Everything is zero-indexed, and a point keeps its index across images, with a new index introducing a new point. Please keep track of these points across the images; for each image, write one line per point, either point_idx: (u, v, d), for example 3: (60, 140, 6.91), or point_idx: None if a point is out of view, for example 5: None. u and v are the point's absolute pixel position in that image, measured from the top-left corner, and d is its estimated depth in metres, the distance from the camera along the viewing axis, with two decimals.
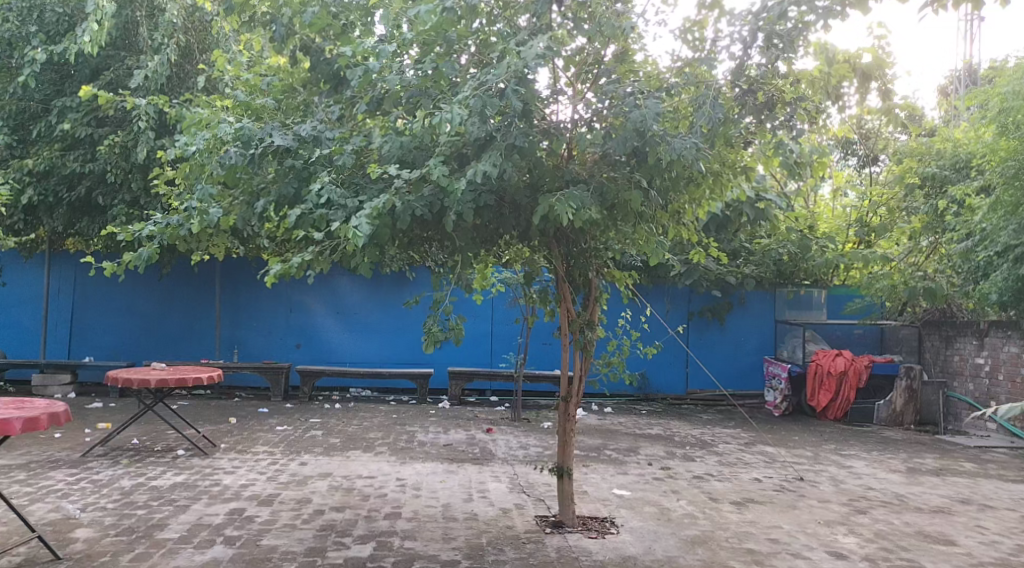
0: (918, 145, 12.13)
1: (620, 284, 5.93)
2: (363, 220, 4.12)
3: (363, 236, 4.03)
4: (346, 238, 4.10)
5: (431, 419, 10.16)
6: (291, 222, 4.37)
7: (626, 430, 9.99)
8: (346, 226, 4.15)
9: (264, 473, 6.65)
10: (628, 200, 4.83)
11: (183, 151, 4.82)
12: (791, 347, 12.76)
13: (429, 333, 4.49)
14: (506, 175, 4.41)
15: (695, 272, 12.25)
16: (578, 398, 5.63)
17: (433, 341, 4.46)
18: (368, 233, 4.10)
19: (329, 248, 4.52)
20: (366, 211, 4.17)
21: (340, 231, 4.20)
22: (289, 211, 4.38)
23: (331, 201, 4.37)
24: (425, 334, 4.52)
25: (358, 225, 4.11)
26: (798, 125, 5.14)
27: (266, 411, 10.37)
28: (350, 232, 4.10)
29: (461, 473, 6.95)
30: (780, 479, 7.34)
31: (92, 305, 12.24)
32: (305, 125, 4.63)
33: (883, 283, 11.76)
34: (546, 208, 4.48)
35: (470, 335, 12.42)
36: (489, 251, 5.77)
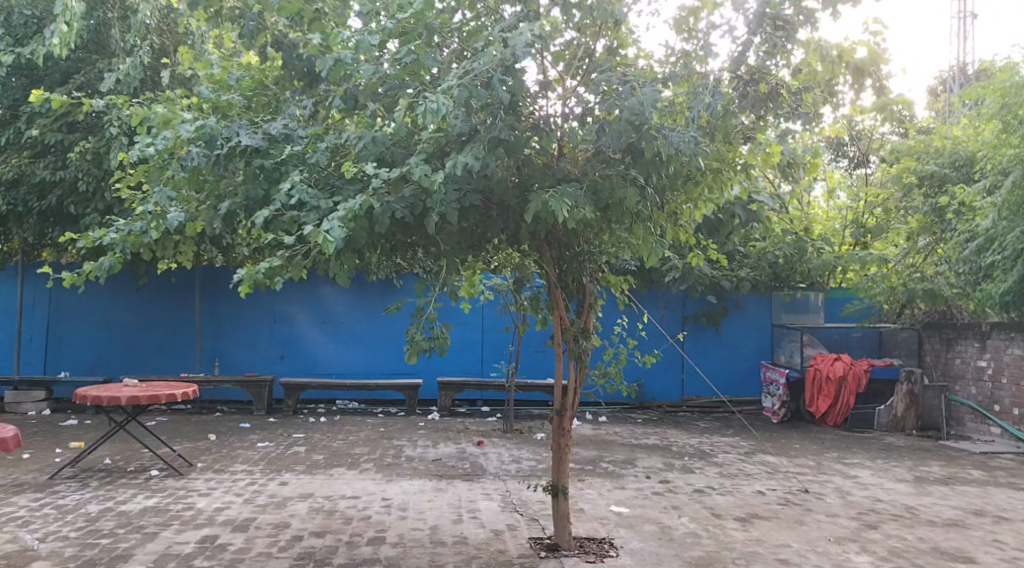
0: (916, 144, 11.88)
1: (616, 289, 5.63)
2: (336, 223, 3.81)
3: (334, 240, 3.72)
4: (316, 243, 3.78)
5: (419, 432, 9.80)
6: (258, 225, 4.04)
7: (621, 441, 9.67)
8: (316, 230, 3.83)
9: (242, 495, 6.27)
10: (623, 198, 4.54)
11: (143, 152, 4.45)
12: (788, 351, 12.45)
13: (411, 343, 4.06)
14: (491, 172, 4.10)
15: (689, 276, 12.00)
16: (573, 411, 5.26)
17: (415, 351, 4.01)
18: (341, 237, 3.79)
19: (302, 253, 4.21)
20: (339, 215, 3.86)
21: (311, 235, 3.88)
22: (257, 214, 4.06)
23: (303, 203, 4.07)
24: (407, 342, 4.08)
25: (329, 229, 3.80)
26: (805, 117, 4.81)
27: (248, 427, 9.99)
28: (321, 235, 3.78)
29: (451, 490, 6.60)
30: (784, 491, 7.02)
31: (68, 318, 11.83)
32: (276, 123, 4.33)
33: (881, 288, 11.45)
34: (537, 206, 4.18)
35: (460, 344, 12.08)
36: (477, 256, 5.48)
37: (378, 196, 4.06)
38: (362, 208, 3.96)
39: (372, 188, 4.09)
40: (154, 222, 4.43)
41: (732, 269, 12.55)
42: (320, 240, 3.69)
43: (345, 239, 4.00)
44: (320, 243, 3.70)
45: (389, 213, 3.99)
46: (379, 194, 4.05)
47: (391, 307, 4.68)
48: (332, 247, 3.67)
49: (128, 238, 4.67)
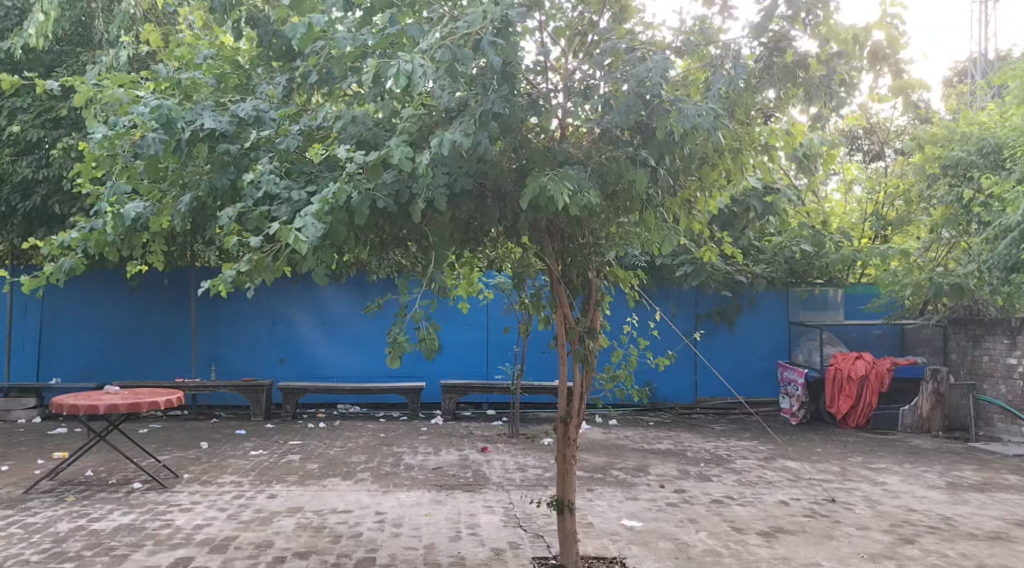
0: (940, 130, 11.24)
1: (625, 283, 5.15)
2: (308, 219, 3.35)
3: (308, 239, 3.25)
4: (287, 242, 3.30)
5: (422, 438, 9.38)
6: (223, 224, 3.58)
7: (633, 446, 9.19)
8: (286, 227, 3.37)
9: (225, 510, 5.85)
10: (632, 181, 4.08)
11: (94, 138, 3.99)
12: (807, 350, 11.95)
13: (392, 343, 3.57)
14: (482, 150, 3.66)
15: (703, 271, 11.53)
16: (579, 418, 4.79)
17: (398, 354, 3.54)
18: (316, 234, 3.32)
19: (271, 245, 3.67)
20: (311, 209, 3.40)
21: (280, 231, 3.42)
22: (222, 212, 3.60)
23: (273, 194, 3.62)
24: (389, 343, 3.56)
25: (303, 226, 3.33)
26: (835, 95, 4.25)
27: (243, 434, 9.59)
28: (291, 233, 3.30)
29: (450, 503, 6.15)
30: (809, 501, 6.54)
31: (61, 323, 11.48)
32: (244, 104, 3.89)
33: (907, 282, 10.90)
34: (535, 191, 3.73)
35: (462, 346, 11.63)
36: (473, 252, 5.06)
37: (357, 182, 3.60)
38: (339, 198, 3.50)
39: (349, 173, 3.63)
40: (111, 216, 3.97)
41: (747, 264, 12.14)
42: (290, 241, 3.22)
43: (321, 236, 3.54)
44: (290, 243, 3.23)
45: (369, 203, 3.53)
46: (359, 181, 3.59)
47: (372, 305, 4.20)
48: (306, 249, 3.21)
49: (90, 235, 4.25)
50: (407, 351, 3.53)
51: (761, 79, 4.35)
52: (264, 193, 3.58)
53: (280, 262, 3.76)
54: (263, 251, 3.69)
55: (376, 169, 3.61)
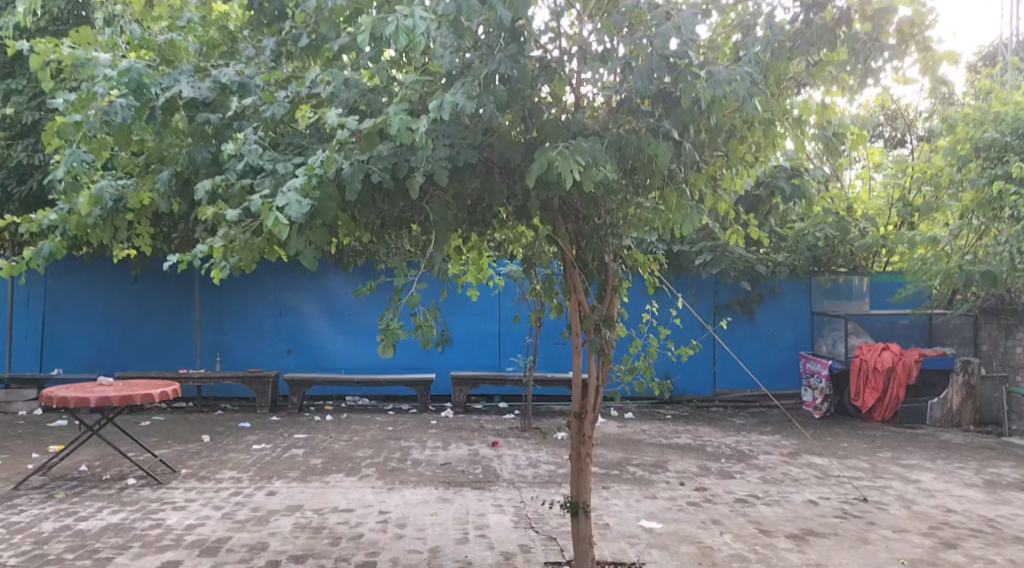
0: (973, 111, 10.59)
1: (644, 268, 4.76)
2: (290, 193, 2.98)
3: (291, 218, 2.89)
4: (268, 221, 2.94)
5: (430, 432, 9.05)
6: (198, 199, 3.22)
7: (650, 440, 8.82)
8: (267, 203, 3.01)
9: (221, 509, 5.54)
10: (653, 155, 3.68)
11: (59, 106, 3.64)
12: (831, 341, 11.53)
13: (385, 331, 3.21)
14: (488, 117, 3.29)
15: (721, 259, 11.21)
16: (595, 412, 4.40)
17: (391, 342, 3.18)
18: (302, 211, 2.96)
19: (252, 221, 3.31)
20: (295, 183, 3.03)
21: (259, 207, 3.05)
22: (199, 185, 3.24)
23: (255, 165, 3.24)
24: (381, 330, 3.21)
25: (286, 201, 2.97)
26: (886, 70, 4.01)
27: (247, 427, 9.31)
28: (271, 211, 2.94)
29: (458, 502, 5.81)
30: (840, 501, 6.15)
31: (64, 312, 11.25)
32: (227, 69, 3.54)
33: (936, 268, 10.57)
34: (543, 165, 3.34)
35: (474, 336, 11.29)
36: (481, 233, 4.69)
37: (347, 153, 3.23)
38: (328, 170, 3.14)
39: (338, 143, 3.26)
40: (82, 194, 3.62)
41: (768, 253, 11.71)
42: (269, 221, 2.85)
43: (307, 214, 3.17)
44: (269, 221, 2.87)
45: (361, 176, 3.16)
46: (350, 152, 3.23)
47: (363, 288, 3.83)
48: (288, 232, 2.84)
49: (68, 217, 3.90)
50: (401, 339, 3.18)
51: (796, 41, 3.96)
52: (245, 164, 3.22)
53: (263, 241, 3.39)
54: (242, 227, 3.34)
55: (370, 138, 3.23)
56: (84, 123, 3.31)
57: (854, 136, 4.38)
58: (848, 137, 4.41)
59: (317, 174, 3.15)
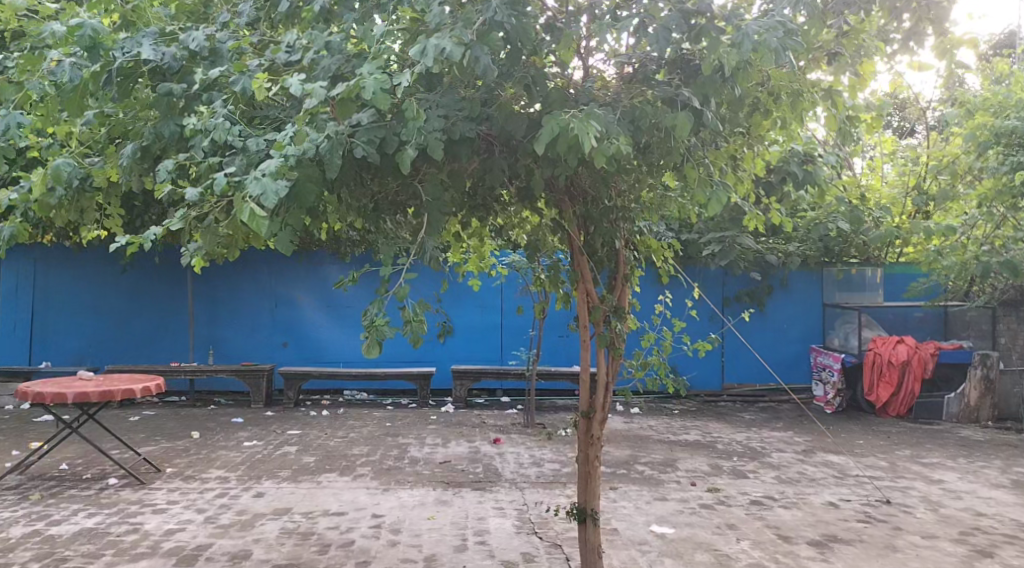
0: (993, 95, 10.01)
1: (658, 255, 4.35)
2: (263, 175, 2.59)
3: (265, 204, 2.49)
4: (236, 208, 2.56)
5: (429, 428, 8.71)
6: (159, 180, 2.85)
7: (658, 437, 8.47)
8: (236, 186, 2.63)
9: (204, 512, 5.21)
10: (672, 127, 3.26)
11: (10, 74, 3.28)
12: (844, 334, 11.15)
13: (369, 328, 2.86)
14: (483, 75, 2.90)
15: (730, 251, 10.69)
16: (604, 412, 4.04)
17: (375, 341, 2.83)
18: (277, 194, 2.56)
19: (217, 202, 2.93)
20: (269, 165, 2.63)
21: (226, 186, 2.67)
22: (160, 164, 2.86)
23: (224, 143, 2.85)
24: (365, 328, 2.86)
25: (255, 179, 2.58)
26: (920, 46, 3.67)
27: (239, 422, 8.98)
28: (242, 197, 2.55)
29: (456, 505, 5.47)
30: (862, 503, 5.81)
31: (54, 302, 10.94)
32: (195, 32, 3.17)
33: (951, 260, 10.20)
34: (552, 130, 2.97)
35: (476, 328, 10.95)
36: (480, 216, 4.31)
37: (323, 125, 2.84)
38: (304, 146, 2.75)
39: (312, 113, 2.87)
40: (35, 169, 3.25)
41: (779, 242, 11.40)
42: (243, 213, 2.46)
43: (283, 197, 2.77)
44: (241, 211, 2.49)
45: (344, 151, 2.76)
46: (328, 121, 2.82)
47: (344, 280, 3.29)
48: (263, 225, 2.46)
49: (28, 196, 3.55)
50: (387, 338, 2.82)
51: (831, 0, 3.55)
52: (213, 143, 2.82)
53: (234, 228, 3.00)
54: (208, 209, 2.95)
55: (346, 105, 2.85)
56: (29, 83, 3.04)
57: (869, 121, 4.00)
58: (861, 123, 4.01)
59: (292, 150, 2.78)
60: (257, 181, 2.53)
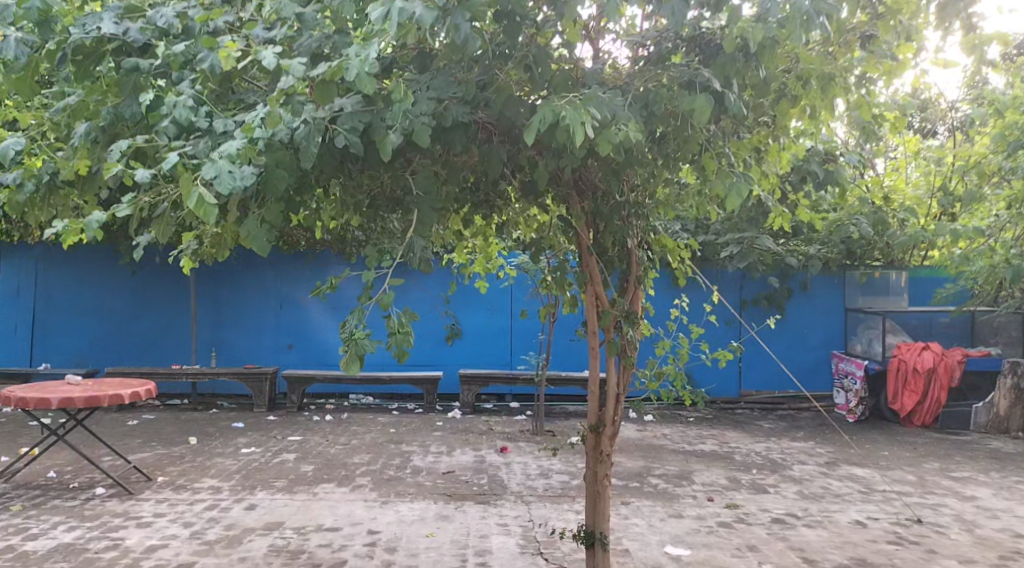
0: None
1: (673, 255, 3.99)
2: (220, 157, 2.31)
3: (213, 197, 2.20)
4: (186, 194, 2.26)
5: (435, 435, 8.40)
6: (109, 162, 2.56)
7: (672, 447, 8.11)
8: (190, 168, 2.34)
9: (190, 526, 4.92)
10: (691, 111, 2.92)
11: None
12: (866, 340, 10.71)
13: (348, 341, 2.57)
14: (469, 48, 2.55)
15: (749, 254, 10.27)
16: (614, 427, 3.71)
17: (355, 356, 2.54)
18: (232, 183, 2.26)
19: (171, 187, 2.64)
20: (229, 147, 2.34)
21: (181, 170, 2.38)
22: (113, 144, 2.57)
23: (187, 126, 2.55)
24: (343, 341, 2.57)
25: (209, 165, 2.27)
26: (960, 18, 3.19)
27: (240, 427, 8.71)
28: (194, 183, 2.25)
29: (458, 520, 5.15)
30: (891, 523, 5.43)
31: (56, 303, 10.74)
32: (161, 6, 2.86)
33: (979, 265, 9.76)
34: (546, 116, 2.55)
35: (485, 331, 10.63)
36: (484, 213, 3.98)
37: (298, 107, 2.53)
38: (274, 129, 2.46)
39: (286, 94, 2.55)
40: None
41: (800, 245, 11.01)
42: (190, 198, 2.18)
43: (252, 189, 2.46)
44: (189, 197, 2.20)
45: (321, 136, 2.44)
46: (302, 103, 2.53)
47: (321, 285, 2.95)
48: (211, 213, 2.17)
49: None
50: (367, 352, 2.53)
51: None
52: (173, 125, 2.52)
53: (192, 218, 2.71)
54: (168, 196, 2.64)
55: (325, 88, 2.51)
56: None
57: (893, 120, 3.70)
58: (886, 122, 3.74)
59: (260, 132, 2.48)
60: (211, 163, 2.25)
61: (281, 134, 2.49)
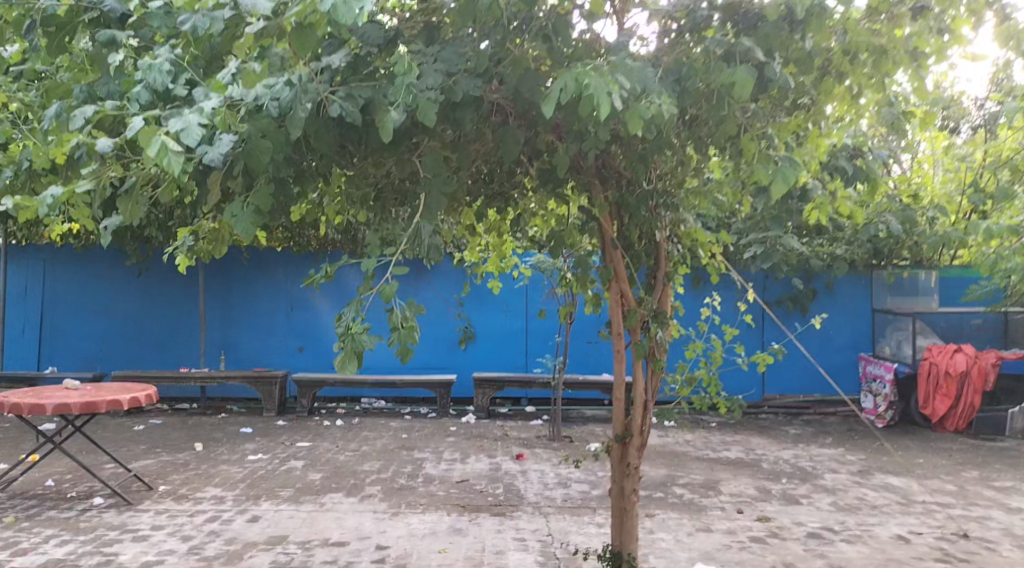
0: None
1: (706, 250, 3.64)
2: (193, 114, 2.12)
3: (176, 157, 1.93)
4: (145, 148, 2.02)
5: (448, 441, 8.10)
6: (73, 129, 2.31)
7: (696, 454, 7.76)
8: (155, 128, 2.10)
9: (189, 540, 4.65)
10: (730, 83, 2.60)
11: None
12: (895, 342, 10.31)
13: (344, 335, 2.33)
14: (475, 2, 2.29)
15: (773, 253, 9.89)
16: (642, 438, 3.41)
17: (350, 354, 2.28)
18: (195, 141, 2.02)
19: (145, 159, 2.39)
20: (206, 106, 2.14)
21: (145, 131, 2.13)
22: (78, 111, 2.32)
23: (162, 92, 2.30)
24: (339, 336, 2.33)
25: (173, 124, 2.03)
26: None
27: (248, 433, 8.45)
28: (156, 135, 2.00)
29: (472, 534, 4.84)
30: (936, 538, 5.07)
31: (64, 306, 10.55)
32: None
33: (1015, 263, 9.31)
34: (567, 84, 2.26)
35: (500, 334, 10.32)
36: (497, 204, 3.70)
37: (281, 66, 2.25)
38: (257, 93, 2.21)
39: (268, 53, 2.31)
40: None
41: (825, 245, 10.62)
42: (151, 146, 1.93)
43: (230, 156, 2.20)
44: (150, 145, 1.96)
45: (310, 101, 2.20)
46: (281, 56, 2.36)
47: (313, 277, 2.72)
48: (175, 164, 1.92)
49: None
50: (365, 349, 2.27)
51: None
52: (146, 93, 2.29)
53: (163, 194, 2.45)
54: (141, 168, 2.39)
55: (307, 41, 2.20)
56: None
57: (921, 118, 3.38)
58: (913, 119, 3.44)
59: (244, 98, 2.24)
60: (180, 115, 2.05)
61: (269, 101, 2.24)
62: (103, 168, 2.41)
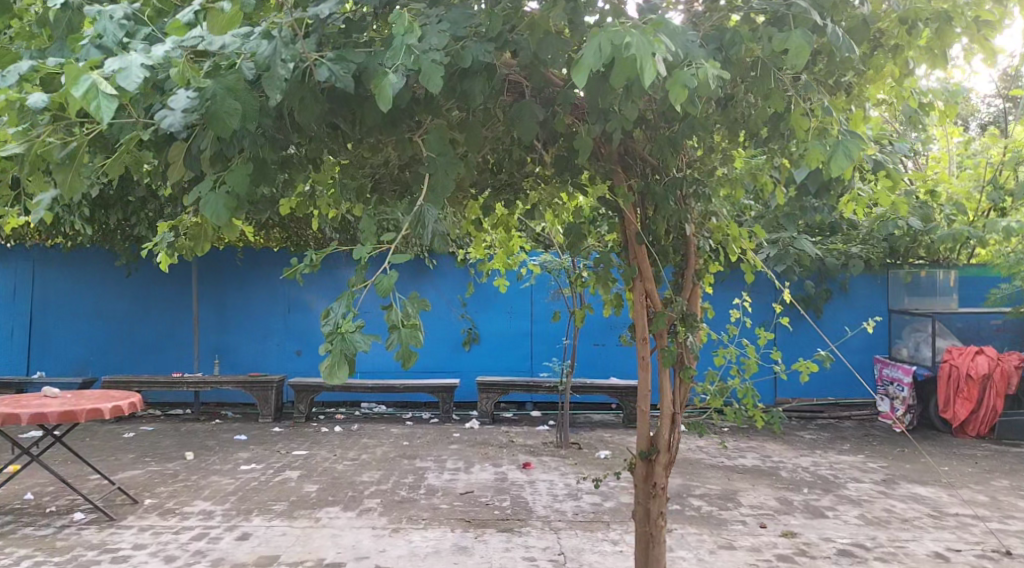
0: None
1: (738, 245, 3.30)
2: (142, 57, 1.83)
3: (107, 105, 1.67)
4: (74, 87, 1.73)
5: (451, 448, 7.74)
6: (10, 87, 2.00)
7: (711, 461, 7.40)
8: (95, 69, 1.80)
9: (172, 562, 4.30)
10: (788, 49, 2.24)
11: None
12: (913, 343, 9.88)
13: (331, 334, 2.01)
14: None
15: (786, 255, 9.55)
16: (670, 456, 3.07)
17: (336, 361, 1.96)
18: (135, 86, 1.73)
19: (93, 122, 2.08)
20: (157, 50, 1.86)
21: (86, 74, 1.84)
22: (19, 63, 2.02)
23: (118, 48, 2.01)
24: (326, 335, 2.00)
25: (113, 65, 1.75)
26: None
27: (242, 440, 8.09)
28: (88, 73, 1.72)
29: (478, 554, 4.49)
30: (977, 556, 4.71)
31: (52, 308, 10.21)
32: None
33: None
34: (602, 45, 1.90)
35: (505, 337, 9.97)
36: (506, 193, 3.35)
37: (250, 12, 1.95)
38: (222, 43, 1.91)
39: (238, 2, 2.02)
40: None
41: (838, 244, 10.31)
42: (76, 84, 1.65)
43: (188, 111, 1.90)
44: (76, 84, 1.68)
45: (290, 58, 1.90)
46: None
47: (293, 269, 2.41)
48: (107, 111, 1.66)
49: None
50: (357, 351, 1.95)
51: None
52: (99, 49, 1.97)
53: (112, 166, 2.11)
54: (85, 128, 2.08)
55: None
56: None
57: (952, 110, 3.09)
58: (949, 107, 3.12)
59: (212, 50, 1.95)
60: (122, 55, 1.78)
61: (243, 59, 1.94)
62: (42, 132, 2.07)
